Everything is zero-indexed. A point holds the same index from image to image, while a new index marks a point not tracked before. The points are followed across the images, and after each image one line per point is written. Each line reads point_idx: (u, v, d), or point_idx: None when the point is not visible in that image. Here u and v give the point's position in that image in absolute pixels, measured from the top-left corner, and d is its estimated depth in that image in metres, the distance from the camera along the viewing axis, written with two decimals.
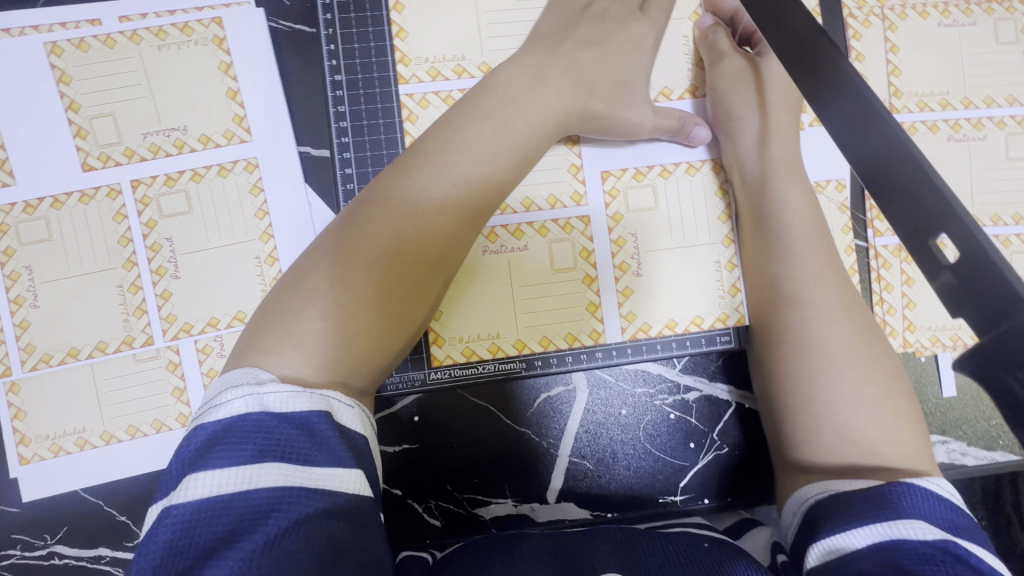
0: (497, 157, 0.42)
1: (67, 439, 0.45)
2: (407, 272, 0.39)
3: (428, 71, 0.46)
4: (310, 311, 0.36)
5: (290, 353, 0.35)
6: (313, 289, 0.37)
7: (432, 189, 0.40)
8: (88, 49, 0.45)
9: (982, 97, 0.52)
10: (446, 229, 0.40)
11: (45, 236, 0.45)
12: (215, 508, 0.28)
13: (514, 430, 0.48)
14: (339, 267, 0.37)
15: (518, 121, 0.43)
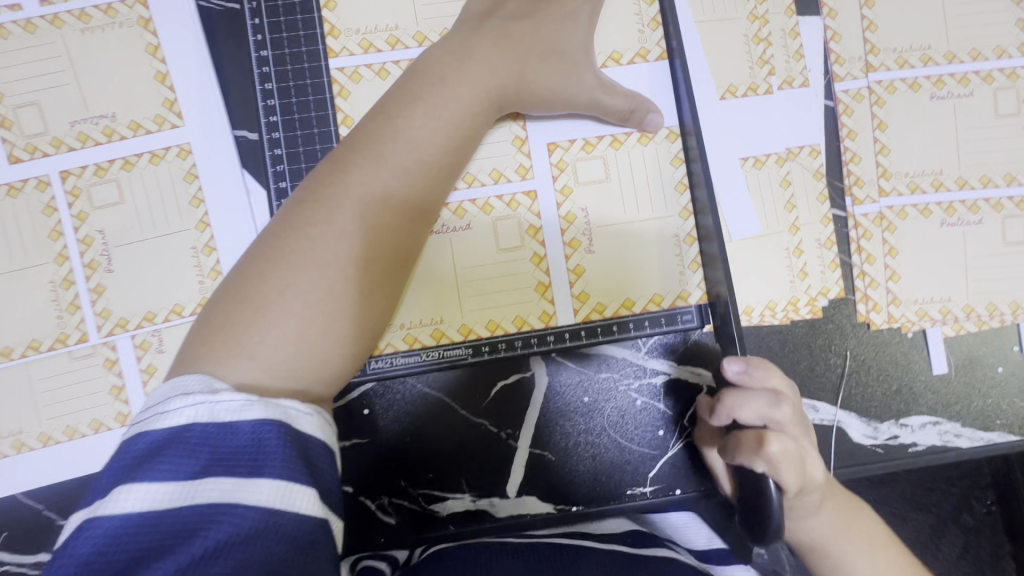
0: (436, 141, 0.39)
1: (3, 442, 0.43)
2: (362, 271, 0.36)
3: (360, 44, 0.44)
4: (259, 321, 0.33)
5: (229, 362, 0.32)
6: (262, 299, 0.34)
7: (374, 183, 0.37)
8: (9, 35, 0.43)
9: (967, 50, 0.48)
10: (394, 223, 0.38)
11: None
12: (145, 523, 0.25)
13: (471, 422, 0.46)
14: (288, 274, 0.34)
15: (450, 94, 0.40)
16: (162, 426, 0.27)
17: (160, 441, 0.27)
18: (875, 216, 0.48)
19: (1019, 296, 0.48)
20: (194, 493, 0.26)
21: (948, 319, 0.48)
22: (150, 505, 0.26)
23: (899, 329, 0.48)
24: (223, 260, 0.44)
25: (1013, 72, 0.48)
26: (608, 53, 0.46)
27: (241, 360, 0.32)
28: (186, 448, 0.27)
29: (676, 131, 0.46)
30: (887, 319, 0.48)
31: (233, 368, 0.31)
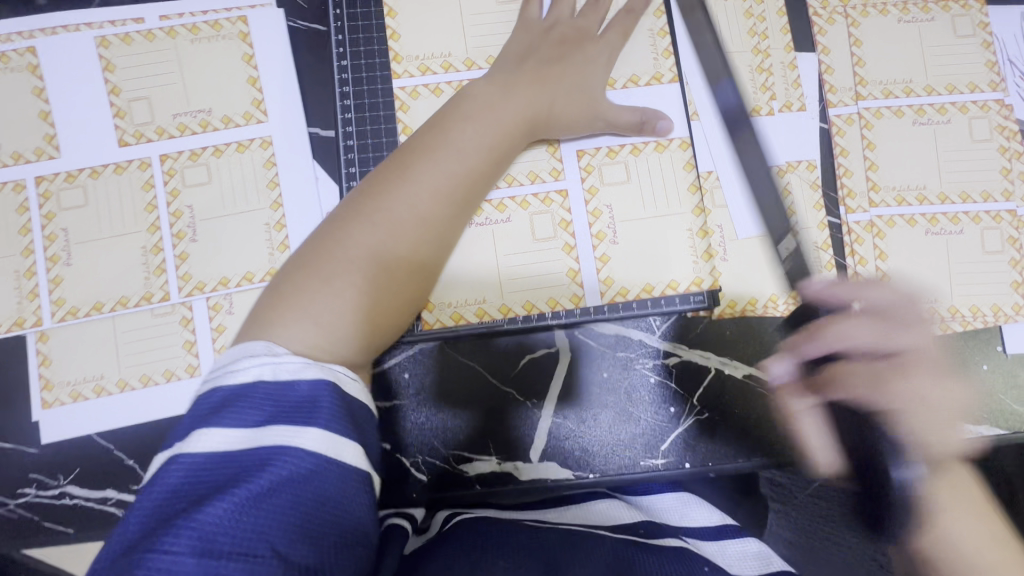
0: (479, 153, 0.46)
1: (85, 386, 0.49)
2: (402, 261, 0.42)
3: (423, 64, 0.52)
4: (322, 289, 0.39)
5: (296, 323, 0.38)
6: (325, 271, 0.40)
7: (426, 181, 0.44)
8: (131, 42, 0.52)
9: (944, 84, 0.55)
10: (440, 216, 0.44)
11: (82, 202, 0.50)
12: (219, 460, 0.31)
13: (501, 390, 0.51)
14: (349, 252, 0.41)
15: (486, 123, 0.47)
16: (233, 383, 0.33)
17: (231, 394, 0.33)
18: (866, 223, 0.54)
19: (1000, 300, 0.53)
20: (258, 437, 0.31)
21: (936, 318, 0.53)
22: (222, 447, 0.31)
23: None
24: (292, 236, 0.51)
25: (985, 104, 0.55)
26: (631, 75, 0.53)
27: (304, 321, 0.38)
28: (250, 403, 0.32)
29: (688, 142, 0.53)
30: None
31: (296, 324, 0.38)
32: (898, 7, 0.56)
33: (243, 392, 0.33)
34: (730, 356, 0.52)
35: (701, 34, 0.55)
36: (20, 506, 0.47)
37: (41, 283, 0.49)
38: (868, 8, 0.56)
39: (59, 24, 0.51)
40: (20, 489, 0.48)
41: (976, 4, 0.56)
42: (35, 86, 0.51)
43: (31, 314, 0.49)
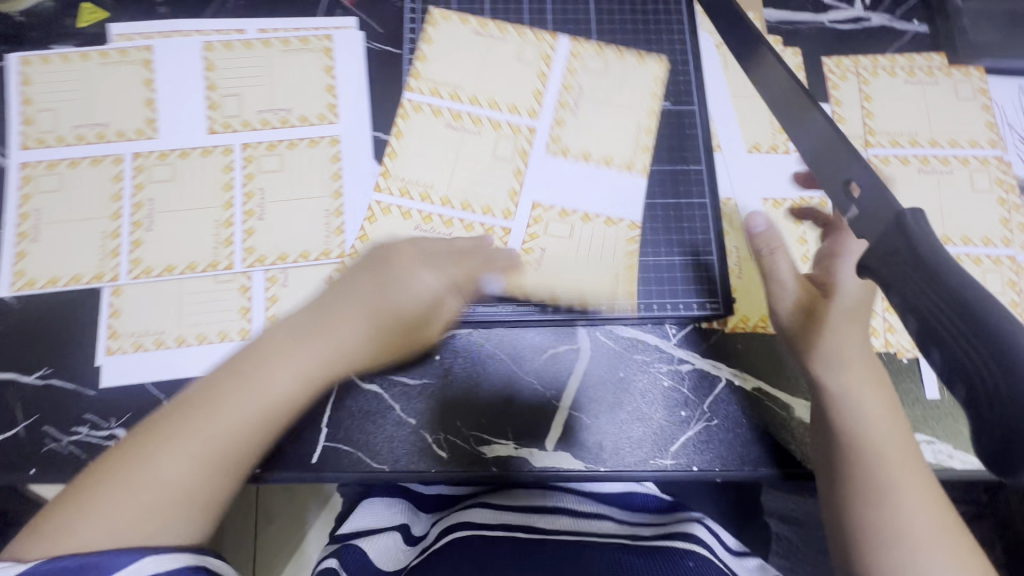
0: (278, 367, 0.42)
1: (147, 338, 0.53)
2: (228, 458, 0.40)
3: (447, 93, 0.60)
4: (149, 474, 0.38)
5: (123, 491, 0.37)
6: (129, 478, 0.37)
7: (280, 383, 0.42)
8: (232, 48, 0.60)
9: (946, 139, 0.60)
10: (286, 394, 0.42)
11: (169, 177, 0.57)
12: None
13: (523, 378, 0.55)
14: (137, 464, 0.38)
15: (311, 339, 0.43)
16: None
17: None
18: None
19: None
20: None
21: None
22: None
23: (895, 354, 0.56)
24: (347, 223, 0.57)
25: (986, 159, 0.60)
26: (616, 143, 0.60)
27: (120, 494, 0.37)
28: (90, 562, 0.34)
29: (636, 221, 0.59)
30: (884, 343, 0.56)
31: (154, 468, 0.38)
32: (904, 70, 0.63)
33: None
34: (742, 367, 0.55)
35: (726, 80, 0.62)
36: (70, 443, 0.51)
37: (123, 244, 0.55)
38: (877, 69, 0.63)
39: (175, 29, 0.60)
40: (73, 427, 0.51)
41: (976, 73, 0.63)
42: (146, 77, 0.59)
43: (110, 270, 0.55)
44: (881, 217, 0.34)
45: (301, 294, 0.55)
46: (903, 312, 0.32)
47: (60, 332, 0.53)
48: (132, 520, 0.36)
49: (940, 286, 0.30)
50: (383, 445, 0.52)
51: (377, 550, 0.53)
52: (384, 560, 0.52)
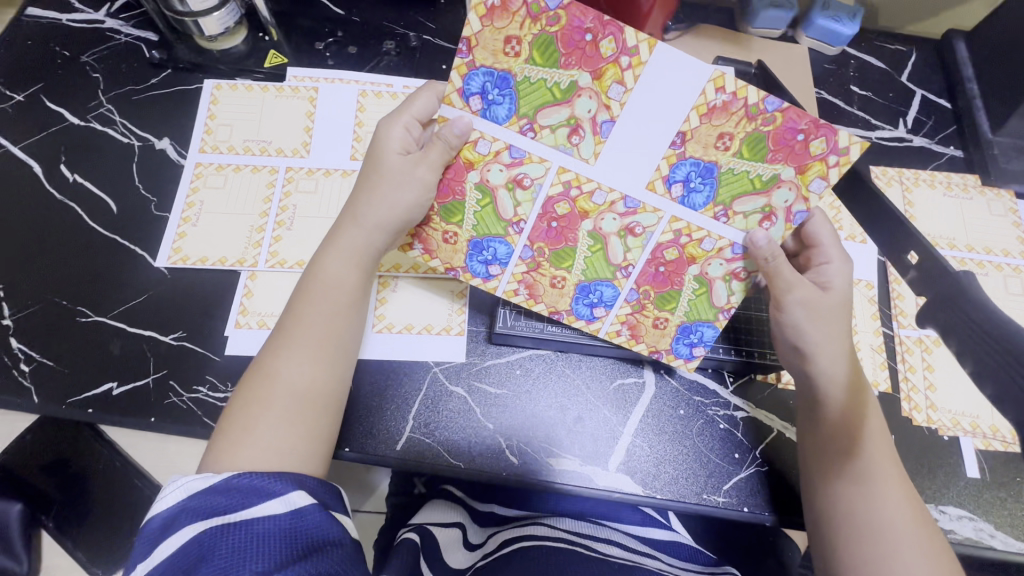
0: (355, 255, 0.51)
1: (271, 318, 0.61)
2: (336, 340, 0.49)
3: None
4: (278, 379, 0.46)
5: (272, 413, 0.45)
6: (264, 388, 0.46)
7: (331, 268, 0.51)
8: (381, 98, 0.73)
9: (982, 246, 0.69)
10: (345, 276, 0.51)
11: (312, 190, 0.68)
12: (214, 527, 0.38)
13: (594, 402, 0.60)
14: (270, 369, 0.47)
15: (347, 236, 0.51)
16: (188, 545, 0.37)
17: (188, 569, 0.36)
18: (916, 339, 0.64)
19: None
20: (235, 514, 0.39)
21: (978, 432, 0.60)
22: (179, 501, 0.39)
23: (937, 430, 0.60)
24: None
25: (1018, 268, 0.67)
26: None
27: (269, 415, 0.44)
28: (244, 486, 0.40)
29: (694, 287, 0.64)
30: (927, 419, 0.61)
31: (282, 376, 0.46)
32: (943, 185, 0.73)
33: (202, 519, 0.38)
34: (791, 422, 0.60)
35: None
36: (189, 399, 0.58)
37: (266, 238, 0.65)
38: (920, 181, 0.73)
39: (339, 78, 0.74)
40: (195, 386, 0.58)
41: (1006, 195, 0.72)
42: (308, 111, 0.72)
43: (251, 257, 0.64)
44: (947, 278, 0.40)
45: (409, 301, 0.63)
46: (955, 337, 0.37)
47: (199, 303, 0.62)
48: (284, 417, 0.45)
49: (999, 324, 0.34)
50: (463, 443, 0.58)
51: (445, 542, 0.60)
52: (453, 554, 0.59)
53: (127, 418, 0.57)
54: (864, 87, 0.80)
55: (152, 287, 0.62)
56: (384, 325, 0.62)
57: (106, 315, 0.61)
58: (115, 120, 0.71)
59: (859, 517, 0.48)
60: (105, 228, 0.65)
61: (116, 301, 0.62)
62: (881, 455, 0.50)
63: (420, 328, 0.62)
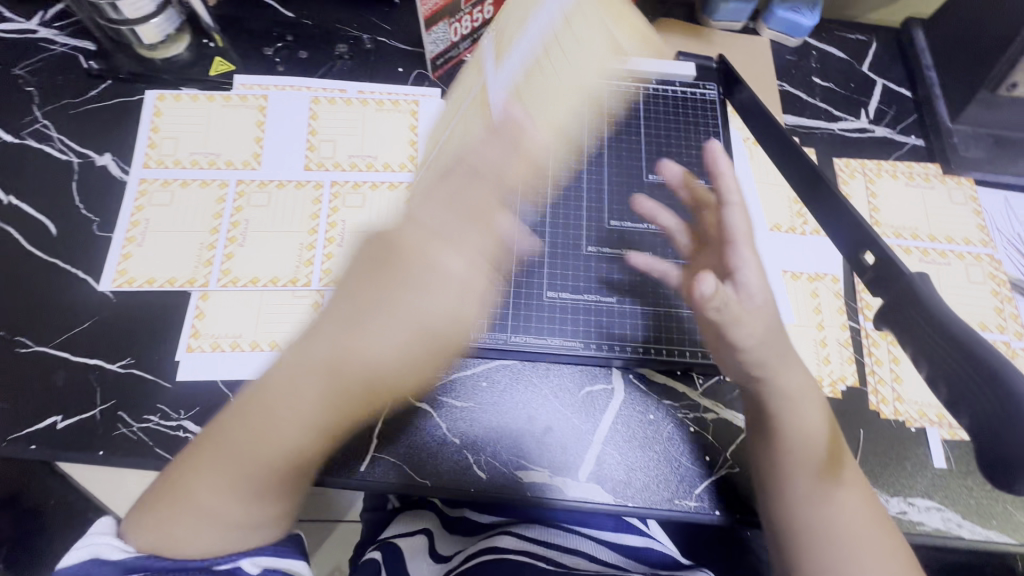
0: (307, 403, 0.38)
1: (225, 340, 0.59)
2: (288, 487, 0.41)
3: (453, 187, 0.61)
4: (206, 503, 0.40)
5: (199, 538, 0.40)
6: (186, 516, 0.40)
7: (286, 421, 0.39)
8: (335, 104, 0.70)
9: (944, 236, 0.69)
10: (293, 434, 0.39)
11: (265, 203, 0.65)
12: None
13: (562, 408, 0.59)
14: (199, 502, 0.40)
15: (311, 376, 0.38)
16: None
17: None
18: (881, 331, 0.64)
19: None
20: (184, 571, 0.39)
21: (943, 422, 0.61)
22: (106, 556, 0.39)
23: (904, 423, 0.61)
24: None
25: (979, 256, 0.68)
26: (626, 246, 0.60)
27: (195, 538, 0.40)
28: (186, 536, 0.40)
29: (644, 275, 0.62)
30: (894, 411, 0.61)
31: (214, 502, 0.40)
32: (905, 175, 0.73)
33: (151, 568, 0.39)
34: None
35: (752, 169, 0.72)
36: (139, 430, 0.55)
37: (217, 255, 0.62)
38: (882, 172, 0.73)
39: (289, 84, 0.71)
40: (145, 416, 0.56)
41: (966, 183, 0.73)
42: (259, 120, 0.69)
43: (202, 276, 0.61)
44: (896, 277, 0.40)
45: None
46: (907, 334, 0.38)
47: (148, 327, 0.59)
48: (208, 545, 0.40)
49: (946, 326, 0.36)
50: (430, 460, 0.56)
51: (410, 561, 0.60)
52: (417, 566, 0.60)
53: (72, 452, 0.54)
54: (826, 78, 0.79)
55: (96, 312, 0.59)
56: None
57: (47, 345, 0.58)
58: (52, 136, 0.68)
59: (814, 520, 0.48)
60: (44, 252, 0.62)
61: (58, 329, 0.59)
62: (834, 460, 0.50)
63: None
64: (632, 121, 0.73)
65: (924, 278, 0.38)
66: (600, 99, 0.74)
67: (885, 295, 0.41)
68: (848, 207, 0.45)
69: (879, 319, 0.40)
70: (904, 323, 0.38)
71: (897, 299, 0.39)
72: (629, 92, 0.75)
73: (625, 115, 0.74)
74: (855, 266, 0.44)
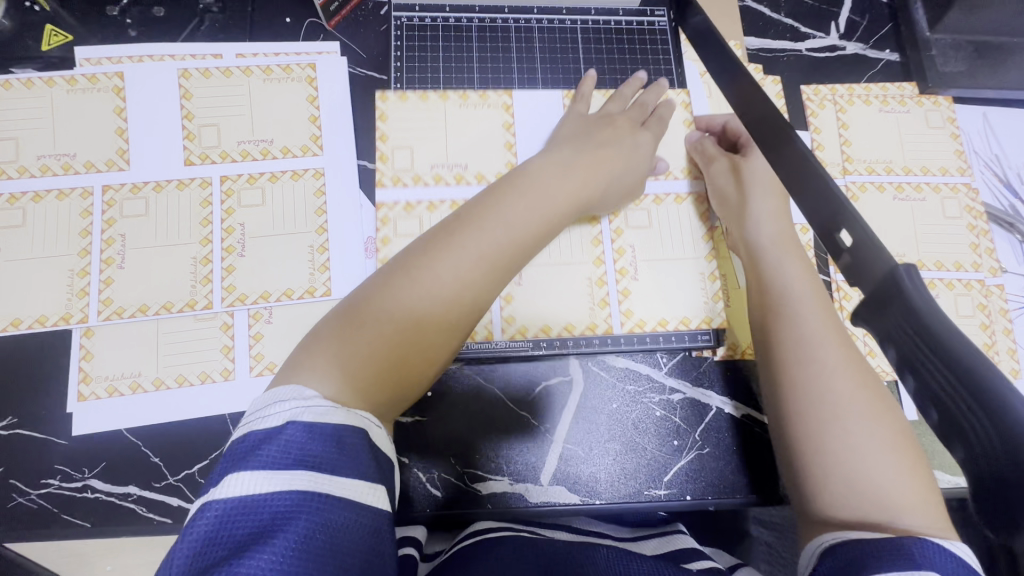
0: (527, 225, 0.48)
1: (122, 382, 0.51)
2: (492, 284, 0.47)
3: (410, 180, 0.57)
4: (423, 277, 0.45)
5: (411, 303, 0.44)
6: (394, 298, 0.44)
7: (510, 223, 0.47)
8: (209, 76, 0.57)
9: (919, 166, 0.63)
10: (513, 237, 0.47)
11: (143, 212, 0.54)
12: (282, 495, 0.35)
13: (515, 413, 0.55)
14: (414, 286, 0.44)
15: (520, 198, 0.49)
16: (248, 491, 0.35)
17: (254, 521, 0.34)
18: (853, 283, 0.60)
19: None
20: (293, 480, 0.35)
21: None
22: (263, 423, 0.38)
23: (876, 377, 0.58)
24: (333, 258, 0.55)
25: (955, 186, 0.62)
26: (656, 274, 0.58)
27: (406, 306, 0.44)
28: (347, 451, 0.38)
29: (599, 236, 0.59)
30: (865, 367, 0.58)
31: (433, 274, 0.45)
32: (879, 99, 0.65)
33: (275, 471, 0.35)
34: (729, 395, 0.56)
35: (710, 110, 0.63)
36: (39, 497, 0.48)
37: (93, 282, 0.52)
38: (854, 98, 0.65)
39: (145, 53, 0.57)
40: (44, 480, 0.49)
41: (945, 102, 0.65)
42: (117, 105, 0.56)
43: (79, 310, 0.52)
44: (871, 271, 0.33)
45: (401, 135, 0.58)
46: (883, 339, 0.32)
47: (29, 377, 0.51)
48: (416, 322, 0.44)
49: (931, 344, 0.28)
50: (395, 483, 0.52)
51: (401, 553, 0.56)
52: None
53: None
54: None
55: None
56: (264, 366, 0.52)
57: None
58: None
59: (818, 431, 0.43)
60: None
61: None
62: (818, 330, 0.47)
63: (391, 179, 0.57)
64: (572, 66, 0.62)
65: (910, 268, 0.30)
66: (533, 42, 0.62)
67: (863, 288, 0.33)
68: (830, 178, 0.37)
69: (859, 320, 0.33)
70: (888, 328, 0.31)
71: (877, 296, 0.32)
72: (566, 30, 0.63)
73: (564, 60, 0.62)
74: (832, 249, 0.37)
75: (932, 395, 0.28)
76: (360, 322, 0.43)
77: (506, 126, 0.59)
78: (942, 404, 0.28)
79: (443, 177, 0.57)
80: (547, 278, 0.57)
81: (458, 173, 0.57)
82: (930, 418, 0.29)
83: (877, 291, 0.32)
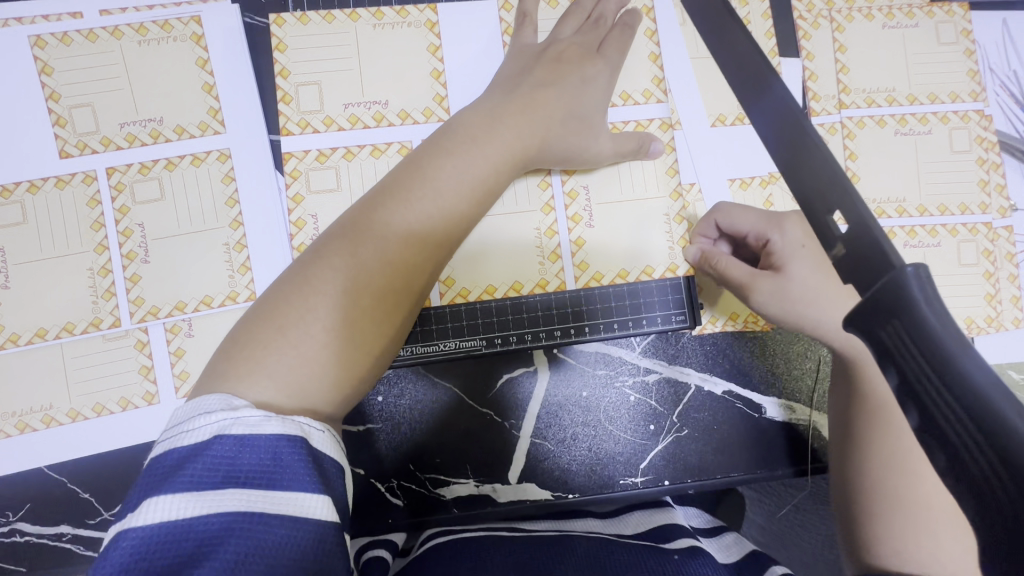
0: (478, 167, 0.42)
1: (33, 416, 0.45)
2: (446, 236, 0.41)
3: (321, 123, 0.47)
4: (368, 235, 0.38)
5: (353, 264, 0.37)
6: (328, 265, 0.37)
7: (462, 168, 0.42)
8: (71, 43, 0.47)
9: (926, 93, 0.54)
10: (463, 177, 0.42)
11: (20, 219, 0.46)
12: (200, 526, 0.26)
13: (474, 411, 0.50)
14: (353, 245, 0.38)
15: (466, 142, 0.43)
16: (156, 523, 0.26)
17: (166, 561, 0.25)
18: None
19: (973, 313, 0.53)
20: (218, 505, 0.26)
21: None
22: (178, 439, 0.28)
23: None
24: (253, 256, 0.48)
25: (966, 114, 0.54)
26: (627, 224, 0.49)
27: (342, 269, 0.37)
28: (289, 463, 0.28)
29: (549, 179, 0.49)
30: None
31: (383, 227, 0.39)
32: (883, 12, 0.55)
33: (193, 495, 0.26)
34: (708, 371, 0.51)
35: (684, 37, 0.51)
36: None
37: None
38: (853, 12, 0.55)
39: None
40: None
41: (961, 10, 0.55)
42: None
43: None
44: (873, 274, 0.26)
45: (311, 81, 0.47)
46: (883, 361, 0.25)
47: None
48: (357, 287, 0.36)
49: (948, 380, 0.22)
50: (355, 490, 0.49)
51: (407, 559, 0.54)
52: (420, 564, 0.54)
53: None
54: None
55: None
56: (190, 385, 0.47)
57: None
58: None
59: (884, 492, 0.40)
60: None
61: None
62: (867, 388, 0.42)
63: (298, 124, 0.47)
64: None
65: (920, 270, 0.24)
66: None
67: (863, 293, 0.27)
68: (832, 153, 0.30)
69: (850, 329, 0.26)
70: (887, 345, 0.24)
71: (886, 307, 0.24)
72: None
73: None
74: (826, 238, 0.30)
75: (941, 439, 0.22)
76: (285, 300, 0.35)
77: (432, 52, 0.48)
78: (955, 455, 0.22)
79: (361, 118, 0.48)
80: (494, 238, 0.48)
81: (381, 124, 0.48)
82: (937, 463, 0.23)
83: (875, 298, 0.25)
